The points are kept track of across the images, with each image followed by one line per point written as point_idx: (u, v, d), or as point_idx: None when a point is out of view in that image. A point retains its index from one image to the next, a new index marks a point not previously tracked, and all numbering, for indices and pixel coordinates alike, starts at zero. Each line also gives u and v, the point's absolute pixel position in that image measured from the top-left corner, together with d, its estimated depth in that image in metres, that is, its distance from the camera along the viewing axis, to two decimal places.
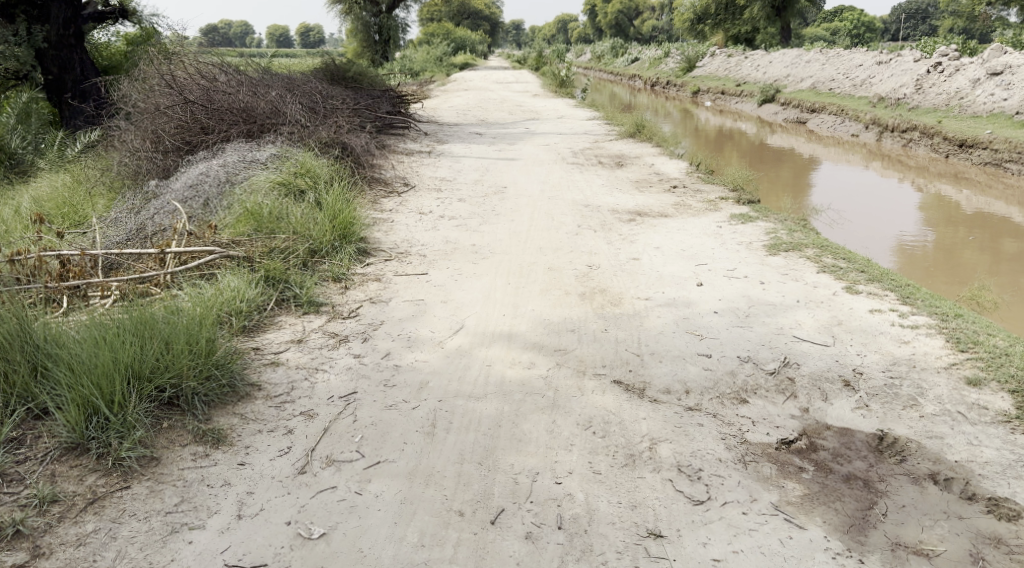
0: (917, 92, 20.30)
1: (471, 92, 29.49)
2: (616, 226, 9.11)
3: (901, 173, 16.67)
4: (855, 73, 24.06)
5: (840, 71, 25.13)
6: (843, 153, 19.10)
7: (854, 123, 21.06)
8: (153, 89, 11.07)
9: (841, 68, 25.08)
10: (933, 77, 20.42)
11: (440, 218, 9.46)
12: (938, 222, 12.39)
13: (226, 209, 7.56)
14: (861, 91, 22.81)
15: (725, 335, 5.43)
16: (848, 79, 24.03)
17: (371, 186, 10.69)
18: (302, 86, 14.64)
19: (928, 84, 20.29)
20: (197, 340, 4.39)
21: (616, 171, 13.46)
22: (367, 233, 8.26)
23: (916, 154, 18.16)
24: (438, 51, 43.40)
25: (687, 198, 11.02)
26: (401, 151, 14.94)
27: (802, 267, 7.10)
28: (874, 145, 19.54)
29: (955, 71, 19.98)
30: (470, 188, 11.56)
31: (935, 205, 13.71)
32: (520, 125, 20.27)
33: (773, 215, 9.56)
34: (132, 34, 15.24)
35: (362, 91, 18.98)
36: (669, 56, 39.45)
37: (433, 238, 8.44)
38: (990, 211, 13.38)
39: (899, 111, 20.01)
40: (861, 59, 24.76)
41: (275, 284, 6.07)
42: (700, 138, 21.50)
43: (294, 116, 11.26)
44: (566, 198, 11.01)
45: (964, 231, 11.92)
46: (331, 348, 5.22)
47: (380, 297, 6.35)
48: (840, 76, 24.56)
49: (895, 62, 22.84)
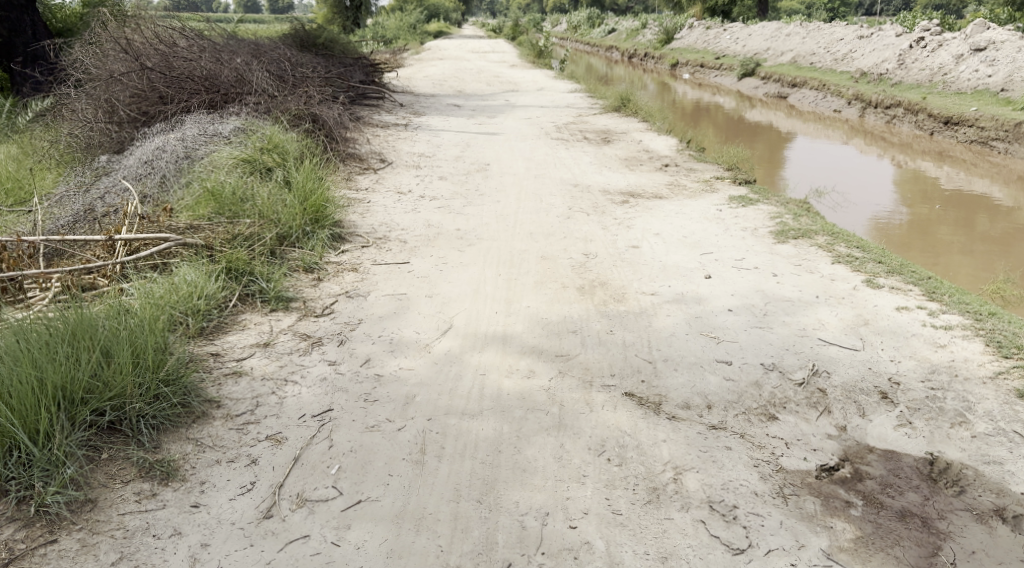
0: (899, 68, 19.86)
1: (448, 61, 28.66)
2: (609, 211, 8.55)
3: (885, 149, 16.26)
4: (836, 47, 23.56)
5: (821, 44, 24.60)
6: (824, 128, 18.69)
7: (836, 99, 20.61)
8: (107, 53, 10.20)
9: (822, 42, 24.55)
10: (916, 52, 19.97)
11: (420, 199, 8.83)
12: (925, 200, 11.99)
13: (183, 188, 6.83)
14: (842, 66, 22.33)
15: (743, 338, 4.89)
16: (829, 53, 23.53)
17: (345, 161, 9.99)
18: (272, 54, 13.75)
19: (911, 59, 19.84)
20: (144, 353, 3.74)
21: (603, 148, 12.87)
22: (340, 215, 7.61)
23: (900, 131, 17.74)
24: (411, 19, 42.24)
25: (680, 178, 10.49)
26: (376, 124, 14.20)
27: (814, 256, 6.59)
28: (857, 120, 19.11)
29: (937, 46, 19.55)
30: (451, 164, 10.92)
31: (918, 182, 13.31)
32: (499, 97, 19.57)
33: (773, 198, 9.04)
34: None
35: (334, 58, 18.14)
36: (646, 27, 38.67)
37: (413, 221, 7.83)
38: (971, 188, 12.99)
39: (882, 86, 19.57)
40: (843, 32, 24.24)
41: (238, 276, 5.39)
42: (681, 112, 20.98)
43: (261, 85, 10.45)
44: (553, 177, 10.42)
45: (946, 208, 11.52)
46: (302, 353, 4.60)
47: (358, 292, 5.73)
48: (821, 50, 24.06)
49: (877, 36, 22.36)
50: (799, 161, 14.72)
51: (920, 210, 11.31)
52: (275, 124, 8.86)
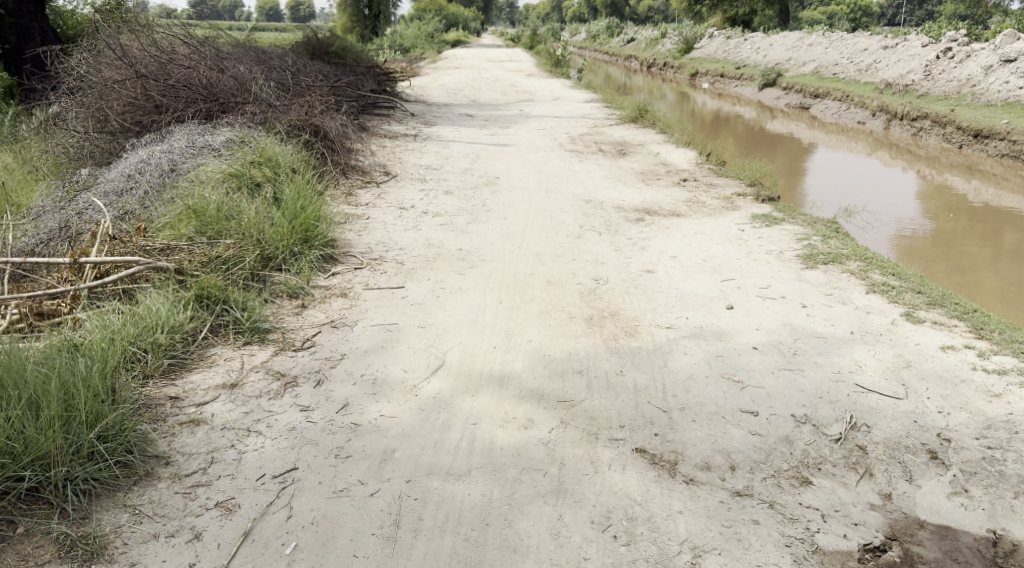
0: (925, 79, 19.18)
1: (464, 70, 28.35)
2: (623, 230, 8.03)
3: (910, 163, 15.59)
4: (860, 57, 22.88)
5: (844, 54, 23.94)
6: (846, 140, 18.06)
7: (859, 110, 19.96)
8: (103, 61, 9.84)
9: (846, 52, 23.89)
10: (942, 63, 19.28)
11: (423, 215, 8.35)
12: (940, 211, 11.44)
13: (164, 205, 6.38)
14: (866, 77, 21.66)
15: (771, 384, 4.32)
16: (853, 64, 22.86)
17: (347, 174, 9.53)
18: (278, 63, 13.37)
19: (937, 70, 19.15)
20: (79, 409, 3.35)
21: (619, 160, 12.36)
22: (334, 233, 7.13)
23: (926, 144, 17.06)
24: (429, 28, 42.02)
25: (699, 193, 9.93)
26: (384, 134, 13.79)
27: (847, 286, 6.05)
28: (881, 133, 18.46)
29: (965, 57, 18.85)
30: (459, 178, 10.44)
31: (939, 194, 12.71)
32: (514, 106, 19.12)
33: (799, 218, 8.47)
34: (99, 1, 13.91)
35: (346, 67, 17.79)
36: (665, 38, 38.14)
37: (412, 239, 7.35)
38: (1002, 204, 12.31)
39: (908, 98, 18.89)
40: (867, 43, 23.58)
41: (210, 305, 4.90)
42: (699, 123, 20.41)
43: (262, 95, 10.03)
44: (564, 191, 9.91)
45: (966, 221, 10.94)
46: (271, 395, 4.10)
47: (344, 321, 5.23)
48: (844, 61, 23.40)
49: (902, 47, 21.70)
50: (820, 173, 14.07)
51: (940, 223, 10.73)
52: (271, 136, 8.41)
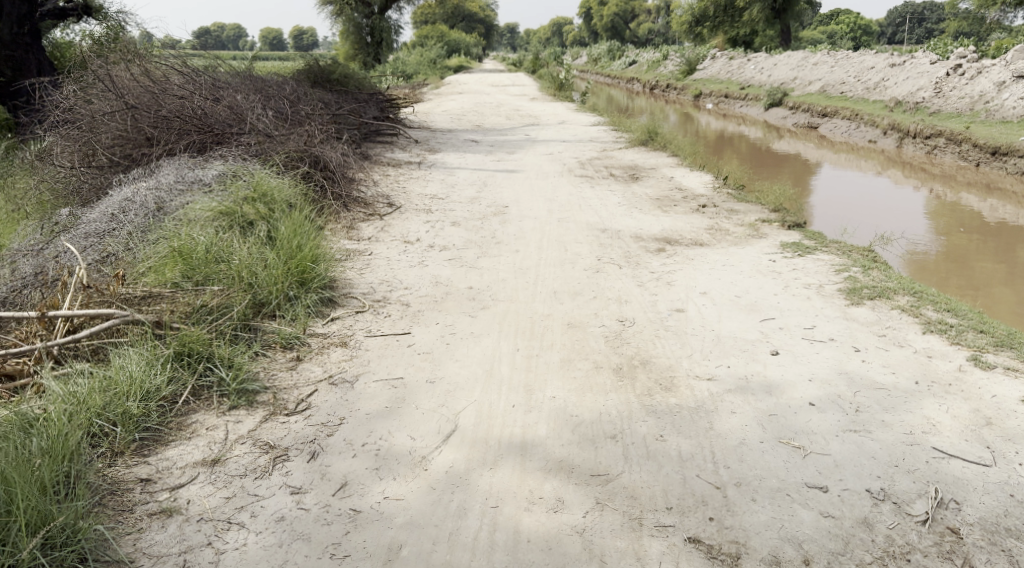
0: (936, 96, 18.67)
1: (467, 95, 28.02)
2: (645, 262, 7.48)
3: (925, 181, 15.03)
4: (867, 75, 22.41)
5: (850, 73, 23.48)
6: (857, 159, 17.57)
7: (870, 128, 19.45)
8: (92, 93, 9.37)
9: (853, 71, 23.43)
10: (953, 80, 18.77)
11: (429, 249, 7.82)
12: (953, 229, 10.98)
13: (149, 248, 5.83)
14: (874, 94, 21.18)
15: (836, 451, 3.80)
16: (860, 82, 22.39)
17: (349, 207, 9.00)
18: (278, 93, 12.95)
19: (948, 87, 18.64)
20: (18, 516, 3.03)
21: (632, 186, 11.85)
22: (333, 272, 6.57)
23: (941, 162, 16.52)
24: (431, 54, 41.95)
25: (720, 221, 9.39)
26: (387, 162, 13.33)
27: (900, 326, 5.50)
28: (893, 151, 17.93)
29: (977, 73, 18.33)
30: (466, 208, 9.92)
31: (951, 210, 12.26)
32: (519, 131, 18.67)
33: (831, 247, 7.93)
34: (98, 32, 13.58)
35: (348, 94, 17.42)
36: (667, 59, 37.86)
37: (418, 277, 6.81)
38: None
39: (919, 115, 18.38)
40: (873, 60, 23.13)
41: (192, 364, 4.30)
42: (708, 144, 19.90)
43: (259, 125, 9.53)
44: (577, 220, 9.39)
45: (980, 240, 10.51)
46: (258, 474, 3.57)
47: (344, 377, 4.64)
48: (851, 79, 22.93)
49: (910, 64, 21.23)
50: (834, 194, 13.49)
51: (957, 243, 10.25)
52: (265, 168, 7.89)
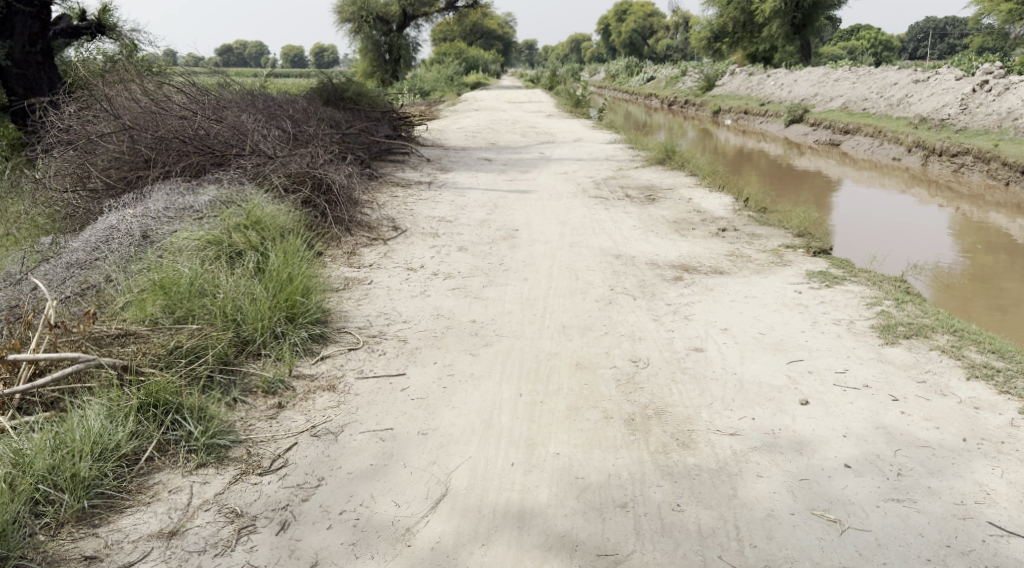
0: (962, 113, 18.10)
1: (484, 112, 27.74)
2: (660, 293, 7.04)
3: (951, 201, 14.48)
4: (890, 92, 21.85)
5: (873, 89, 22.93)
6: (881, 177, 17.04)
7: (894, 146, 18.90)
8: (90, 113, 9.10)
9: (875, 87, 22.88)
10: (980, 96, 18.20)
11: (432, 277, 7.42)
12: (984, 257, 10.48)
13: (130, 280, 5.49)
14: (898, 111, 20.62)
15: (879, 527, 3.45)
16: (883, 98, 21.85)
17: (352, 231, 8.65)
18: (288, 112, 12.67)
19: (974, 103, 18.07)
20: None
21: (648, 207, 11.42)
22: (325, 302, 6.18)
23: (968, 181, 15.95)
24: (449, 70, 41.84)
25: (741, 246, 8.92)
26: (397, 182, 13.01)
27: (942, 370, 5.04)
28: (918, 170, 17.36)
29: (1004, 89, 17.75)
30: (475, 231, 9.54)
31: (980, 232, 11.73)
32: (534, 149, 18.31)
33: (860, 277, 7.46)
34: (110, 50, 13.40)
35: (361, 112, 17.15)
36: (685, 75, 37.43)
37: (418, 309, 6.42)
38: None
39: (945, 133, 17.80)
40: (896, 77, 22.57)
41: (159, 417, 3.92)
42: (727, 161, 19.43)
43: (262, 146, 9.22)
44: (590, 245, 8.97)
45: (1008, 268, 10.05)
46: (218, 550, 3.33)
47: (328, 427, 4.22)
48: (873, 95, 22.39)
49: (934, 81, 20.66)
50: (858, 215, 12.97)
51: (987, 272, 9.76)
52: (262, 192, 7.56)
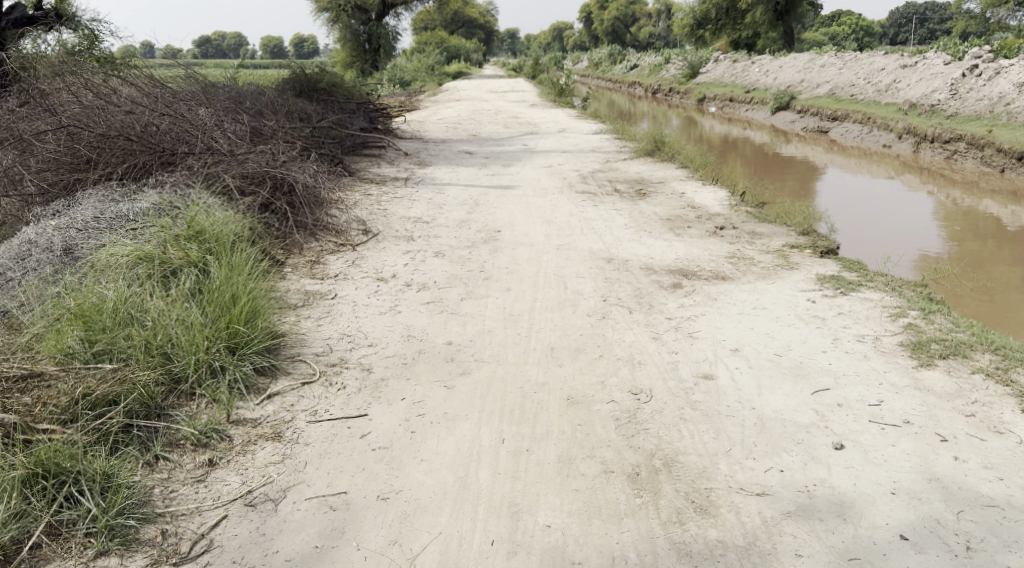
0: (952, 98, 17.49)
1: (465, 102, 26.92)
2: (659, 303, 6.32)
3: (945, 189, 13.88)
4: (877, 77, 21.23)
5: (860, 74, 22.30)
6: (869, 165, 16.41)
7: (884, 132, 18.26)
8: (25, 109, 8.24)
9: (862, 73, 22.23)
10: (970, 80, 17.57)
11: (405, 289, 6.66)
12: (986, 252, 9.87)
13: (44, 306, 4.70)
14: (886, 97, 19.99)
15: None
16: (870, 84, 21.22)
17: (317, 236, 7.89)
18: (252, 107, 11.81)
19: (965, 88, 17.45)
20: None
21: (639, 203, 10.70)
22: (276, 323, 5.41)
23: (963, 168, 15.33)
24: (430, 60, 40.87)
25: (742, 246, 8.22)
26: (371, 179, 12.22)
27: (992, 399, 4.37)
28: (909, 156, 16.72)
29: (995, 73, 17.12)
30: (453, 233, 8.78)
31: (980, 225, 11.12)
32: (517, 141, 17.53)
33: (876, 281, 6.78)
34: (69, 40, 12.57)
35: (335, 104, 16.32)
36: (669, 62, 36.69)
37: (385, 328, 5.64)
38: None
39: (936, 119, 17.18)
40: (884, 61, 21.93)
41: (49, 490, 3.29)
42: (714, 149, 18.73)
43: (217, 143, 8.39)
44: (578, 247, 8.24)
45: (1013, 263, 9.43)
46: None
47: (269, 493, 3.51)
48: (860, 81, 21.77)
49: (923, 65, 20.03)
50: (852, 207, 12.34)
51: (994, 268, 9.10)
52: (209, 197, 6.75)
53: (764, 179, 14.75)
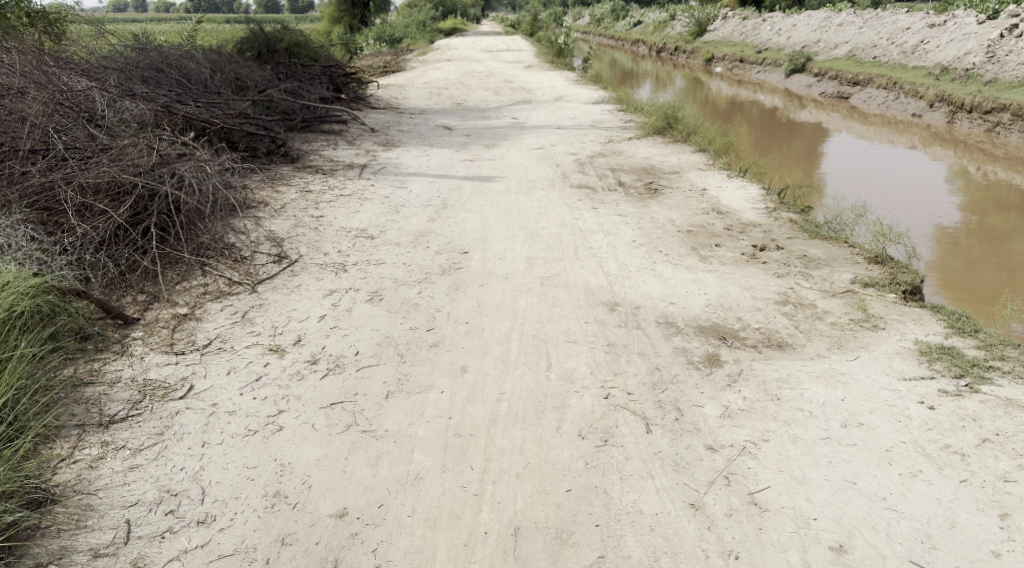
0: (990, 62, 14.88)
1: (455, 63, 24.22)
2: (696, 405, 4.03)
3: (993, 166, 11.43)
4: (902, 37, 18.58)
5: (883, 34, 19.64)
6: (892, 135, 13.98)
7: (911, 99, 15.73)
8: None
9: (885, 32, 19.58)
10: (1009, 41, 14.89)
11: (303, 373, 4.34)
12: None
13: None
14: (912, 58, 17.37)
15: None
16: (894, 45, 18.60)
17: (202, 271, 5.62)
18: (168, 77, 9.37)
19: (1004, 50, 14.80)
20: None
21: (650, 205, 8.39)
22: (41, 483, 3.36)
23: (1007, 142, 12.88)
24: (422, 16, 37.79)
25: (796, 283, 5.95)
26: (319, 165, 9.86)
27: None
28: (941, 127, 14.24)
29: None
30: (401, 255, 6.46)
31: None
32: (505, 112, 15.07)
33: (1009, 359, 4.54)
34: None
35: (295, 68, 13.81)
36: (674, 20, 33.76)
37: (239, 475, 3.48)
38: None
39: (972, 85, 14.65)
40: (909, 20, 19.24)
41: None
42: (720, 114, 16.19)
43: (74, 135, 6.08)
44: (569, 282, 5.97)
45: None
46: None
47: None
48: (883, 41, 19.14)
49: (952, 24, 17.39)
50: (909, 187, 9.72)
51: None
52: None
53: (770, 149, 12.30)
